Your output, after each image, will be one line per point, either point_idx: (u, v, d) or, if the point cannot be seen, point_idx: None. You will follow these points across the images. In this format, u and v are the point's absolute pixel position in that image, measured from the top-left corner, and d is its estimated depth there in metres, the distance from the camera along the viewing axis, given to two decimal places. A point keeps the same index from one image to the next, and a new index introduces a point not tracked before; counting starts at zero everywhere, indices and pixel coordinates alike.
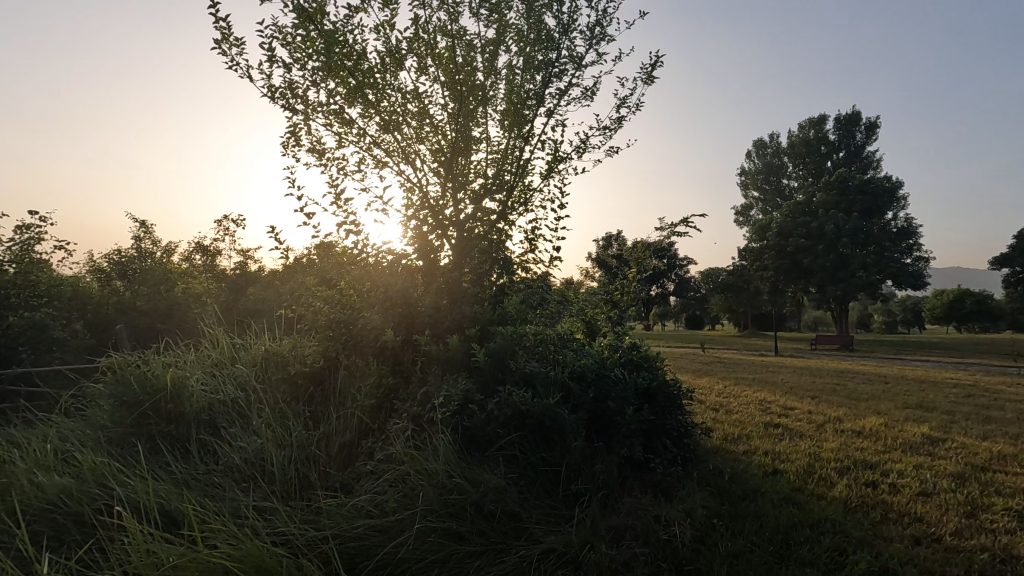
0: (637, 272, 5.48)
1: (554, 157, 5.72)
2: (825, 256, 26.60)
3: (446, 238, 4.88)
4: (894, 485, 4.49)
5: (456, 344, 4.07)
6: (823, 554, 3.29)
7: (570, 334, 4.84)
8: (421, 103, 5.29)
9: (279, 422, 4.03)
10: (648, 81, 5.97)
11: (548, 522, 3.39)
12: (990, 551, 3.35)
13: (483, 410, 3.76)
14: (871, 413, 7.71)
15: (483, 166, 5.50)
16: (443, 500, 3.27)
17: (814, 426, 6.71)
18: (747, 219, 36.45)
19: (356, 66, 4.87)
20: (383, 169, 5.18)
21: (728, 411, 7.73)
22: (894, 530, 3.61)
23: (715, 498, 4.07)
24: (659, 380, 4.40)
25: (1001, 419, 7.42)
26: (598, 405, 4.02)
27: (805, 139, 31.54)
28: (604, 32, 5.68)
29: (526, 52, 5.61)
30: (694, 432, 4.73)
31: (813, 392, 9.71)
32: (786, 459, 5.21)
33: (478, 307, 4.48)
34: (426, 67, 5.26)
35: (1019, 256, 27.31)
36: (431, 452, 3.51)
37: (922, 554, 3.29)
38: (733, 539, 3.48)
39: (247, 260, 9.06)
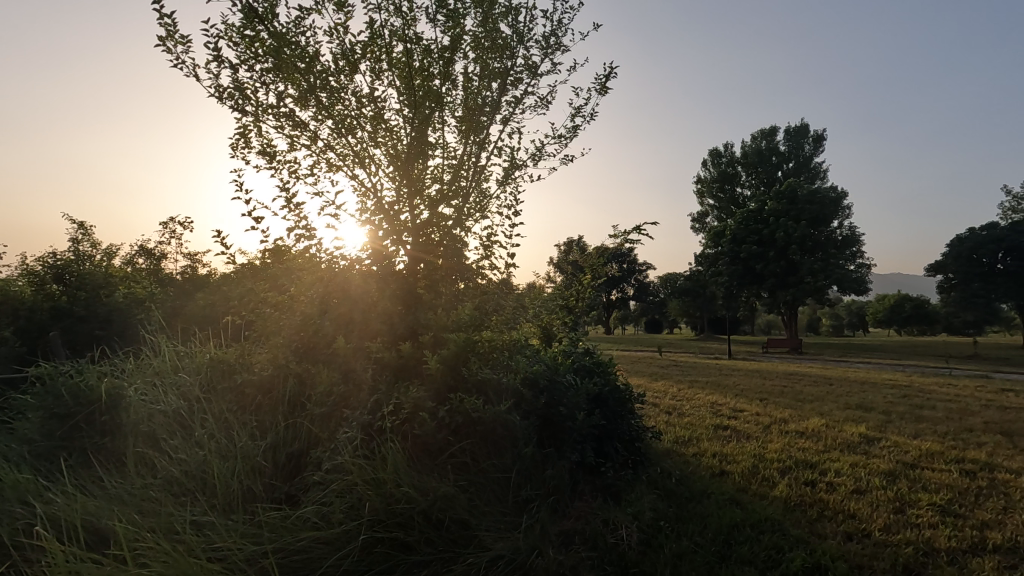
0: (591, 279, 5.57)
1: (510, 163, 5.77)
2: (775, 263, 27.70)
3: (402, 243, 4.78)
4: (831, 483, 4.70)
5: (408, 351, 4.04)
6: (761, 553, 3.42)
7: (524, 340, 4.86)
8: (377, 108, 5.24)
9: (223, 432, 3.91)
10: (603, 91, 6.09)
11: (497, 529, 3.41)
12: (914, 544, 3.55)
13: (433, 417, 3.78)
14: (814, 414, 8.07)
15: (439, 172, 5.49)
16: (390, 509, 3.25)
17: (761, 428, 6.96)
18: (702, 225, 37.51)
19: (310, 68, 4.78)
20: (336, 172, 5.10)
21: (680, 413, 7.93)
22: (828, 527, 3.78)
23: (663, 500, 4.17)
24: (610, 385, 4.48)
25: (931, 418, 7.87)
26: (550, 411, 4.07)
27: (757, 149, 33.04)
28: (559, 42, 5.77)
29: (482, 59, 5.65)
30: (644, 435, 4.84)
31: (761, 394, 10.09)
32: (732, 461, 5.38)
33: (432, 313, 4.45)
34: (382, 72, 5.22)
35: (952, 263, 29.17)
36: (380, 461, 3.47)
37: (853, 550, 3.46)
38: (678, 541, 3.57)
39: (195, 264, 8.76)
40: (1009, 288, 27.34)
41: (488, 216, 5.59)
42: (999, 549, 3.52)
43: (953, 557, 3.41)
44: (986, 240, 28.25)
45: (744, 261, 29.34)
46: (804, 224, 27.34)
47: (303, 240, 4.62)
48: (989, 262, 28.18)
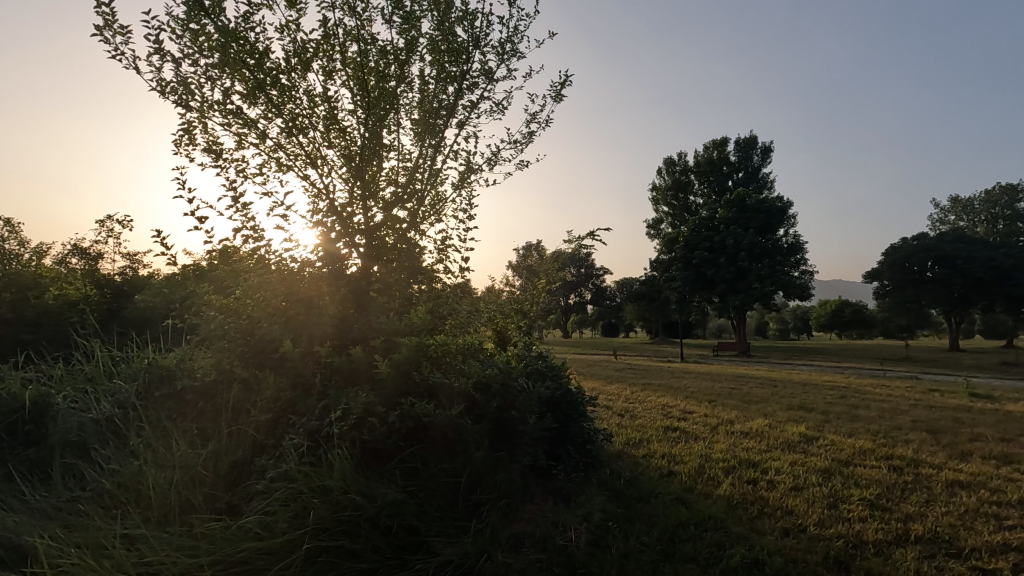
0: (545, 284, 5.63)
1: (466, 167, 5.77)
2: (725, 269, 28.72)
3: (354, 246, 4.71)
4: (771, 481, 4.91)
5: (359, 356, 3.97)
6: (704, 550, 3.53)
7: (478, 344, 4.85)
8: (330, 108, 5.15)
9: (161, 441, 3.76)
10: (558, 98, 6.19)
11: (447, 534, 3.40)
12: (845, 538, 3.74)
13: (383, 422, 3.71)
14: (758, 415, 8.39)
15: (394, 175, 5.43)
16: (336, 517, 3.19)
17: (708, 429, 7.18)
18: (658, 232, 38.44)
19: (259, 64, 4.65)
20: (287, 173, 4.99)
21: (632, 416, 8.11)
22: (767, 524, 3.94)
23: (613, 501, 4.25)
24: (562, 388, 4.54)
25: (866, 417, 8.33)
26: (502, 415, 4.03)
27: (709, 159, 34.13)
28: (515, 49, 5.82)
29: (439, 62, 5.64)
30: (596, 437, 4.92)
31: (710, 397, 10.40)
32: (680, 461, 5.53)
33: (384, 317, 4.40)
34: (335, 71, 5.14)
35: (886, 270, 30.90)
36: (327, 468, 3.40)
37: (789, 544, 3.62)
38: (625, 541, 3.64)
39: (134, 265, 8.34)
40: (936, 294, 29.23)
41: (443, 219, 5.60)
42: (920, 539, 3.76)
43: (879, 548, 3.62)
44: (917, 249, 30.06)
45: (696, 267, 30.24)
46: (751, 232, 28.46)
47: (250, 241, 4.50)
48: (919, 270, 29.99)
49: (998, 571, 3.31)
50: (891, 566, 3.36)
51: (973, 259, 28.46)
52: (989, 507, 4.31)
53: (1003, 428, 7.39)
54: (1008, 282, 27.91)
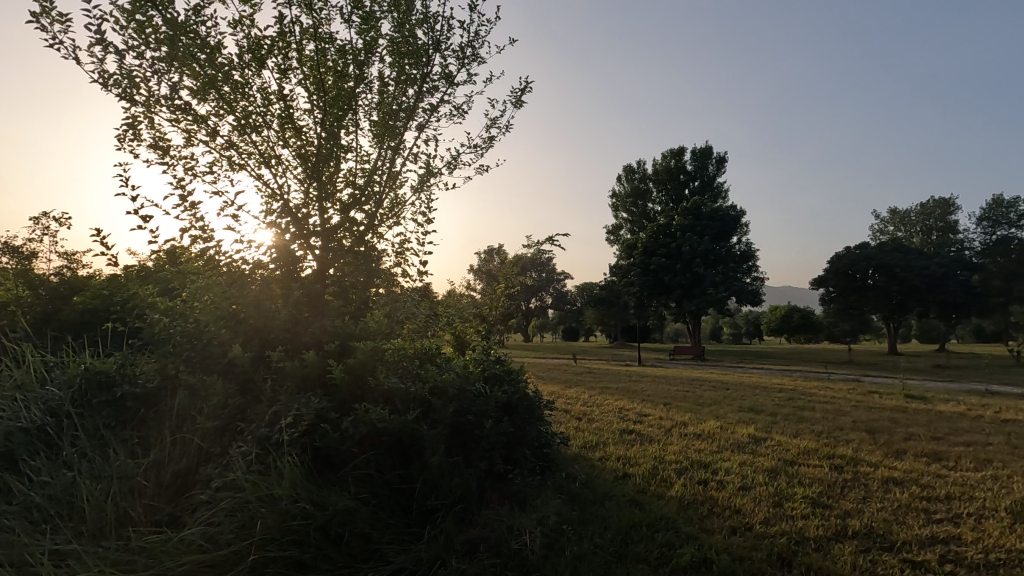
0: (504, 288, 5.65)
1: (426, 170, 5.75)
2: (681, 275, 29.48)
3: (309, 248, 4.61)
4: (721, 481, 5.06)
5: (312, 360, 3.88)
6: (655, 551, 3.60)
7: (435, 348, 4.81)
8: (285, 106, 5.03)
9: (97, 451, 3.57)
10: (518, 104, 6.23)
11: (399, 541, 3.36)
12: (788, 535, 3.89)
13: (336, 428, 3.63)
14: (710, 417, 8.64)
15: (351, 176, 5.35)
16: (285, 526, 3.11)
17: (662, 431, 7.35)
18: (617, 237, 39.13)
19: (210, 59, 4.50)
20: (238, 172, 4.85)
21: (590, 419, 8.20)
22: (716, 523, 4.06)
23: (568, 504, 4.29)
24: (519, 392, 4.55)
25: (810, 418, 8.70)
26: (459, 420, 4.00)
27: (667, 167, 34.96)
28: (475, 54, 5.84)
29: (399, 64, 5.59)
30: (553, 441, 4.96)
31: (666, 399, 10.64)
32: (635, 463, 5.64)
33: (339, 321, 4.33)
34: (290, 69, 5.03)
35: (831, 278, 32.37)
36: (276, 476, 3.31)
37: (736, 542, 3.74)
38: (579, 544, 3.68)
39: (71, 265, 7.90)
40: (876, 300, 30.82)
41: (402, 222, 5.55)
42: (856, 534, 3.94)
43: (820, 544, 3.77)
44: (859, 258, 31.63)
45: (653, 272, 30.93)
46: (706, 240, 29.34)
47: (199, 242, 4.36)
48: (862, 278, 31.55)
49: (926, 563, 3.51)
50: (830, 561, 3.52)
51: (910, 268, 30.13)
52: (919, 502, 4.56)
53: (933, 427, 7.84)
54: (941, 289, 29.69)
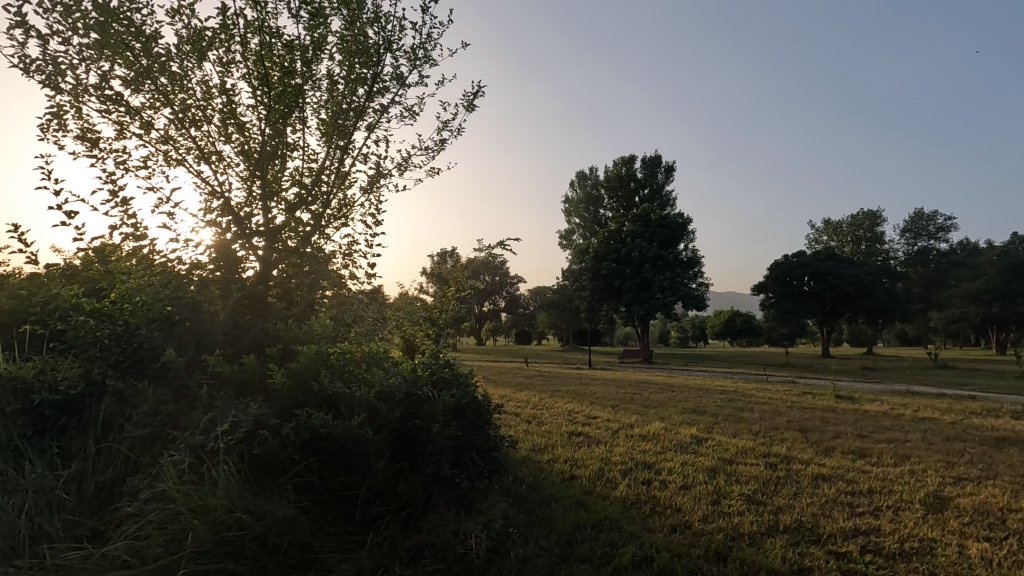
0: (454, 292, 5.63)
1: (376, 171, 5.67)
2: (630, 280, 30.22)
3: (251, 249, 4.46)
4: (663, 481, 5.21)
5: (252, 364, 3.74)
6: (598, 550, 3.67)
7: (383, 352, 4.74)
8: (228, 100, 4.85)
9: (11, 463, 3.26)
10: (470, 107, 6.24)
11: (341, 550, 3.29)
12: (724, 531, 4.05)
13: (276, 435, 3.51)
14: (656, 418, 8.89)
15: (297, 175, 5.21)
16: (219, 538, 2.98)
17: (609, 433, 7.50)
18: (569, 242, 39.69)
19: (146, 48, 4.28)
20: (175, 168, 4.65)
21: (539, 422, 8.27)
22: (657, 522, 4.18)
23: (514, 507, 4.31)
24: (467, 396, 4.54)
25: (748, 419, 9.08)
26: (405, 425, 3.96)
27: (618, 174, 35.73)
28: (427, 56, 5.82)
29: (349, 63, 5.50)
30: (501, 444, 4.97)
31: (613, 402, 10.86)
32: (581, 465, 5.74)
33: (282, 324, 4.25)
34: (233, 63, 4.87)
35: (771, 284, 33.92)
36: (210, 486, 3.17)
37: (675, 540, 3.86)
38: (525, 546, 3.70)
39: None
40: (811, 306, 32.50)
41: (350, 223, 5.46)
42: (788, 528, 4.15)
43: (753, 539, 3.95)
44: (796, 265, 33.30)
45: (604, 277, 31.54)
46: (655, 246, 30.17)
47: (130, 240, 4.15)
48: (798, 284, 33.21)
49: (848, 553, 3.73)
50: (762, 555, 3.68)
51: (842, 276, 31.94)
52: (844, 497, 4.85)
53: (859, 426, 8.33)
54: (869, 296, 31.60)
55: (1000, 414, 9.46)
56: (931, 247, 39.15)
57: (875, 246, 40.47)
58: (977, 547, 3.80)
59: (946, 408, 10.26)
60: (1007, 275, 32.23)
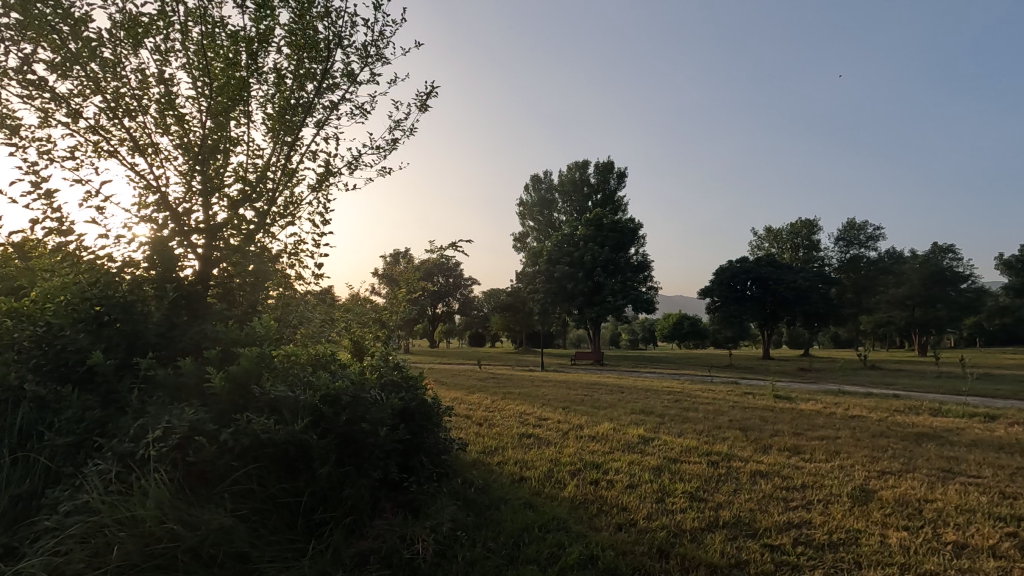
0: (405, 293, 5.55)
1: (325, 169, 5.55)
2: (583, 283, 30.67)
3: (189, 246, 4.26)
4: (610, 481, 5.31)
5: (188, 367, 3.57)
6: (545, 551, 3.70)
7: (329, 355, 4.62)
8: (166, 90, 4.63)
9: None
10: (423, 108, 6.19)
11: (281, 559, 3.19)
12: (667, 528, 4.16)
13: (213, 441, 3.36)
14: (605, 419, 9.05)
15: (240, 170, 5.01)
16: (148, 551, 2.82)
17: (560, 434, 7.58)
18: (524, 245, 39.93)
19: (75, 32, 4.03)
20: (106, 160, 4.40)
21: (490, 424, 8.25)
22: (604, 521, 4.26)
23: (463, 509, 4.28)
24: (417, 399, 4.49)
25: (693, 418, 9.38)
26: (352, 429, 3.88)
27: (572, 178, 36.24)
28: (379, 54, 5.73)
29: (297, 57, 5.36)
30: (450, 447, 4.93)
31: (564, 403, 10.98)
32: (531, 467, 5.77)
33: (222, 325, 4.08)
34: (172, 52, 4.66)
35: (716, 289, 35.19)
36: (139, 496, 3.00)
37: (621, 539, 3.94)
38: (472, 549, 3.68)
39: None
40: (753, 310, 33.91)
41: (297, 221, 5.31)
42: (726, 523, 4.31)
43: (694, 535, 4.08)
44: (739, 271, 34.71)
45: (557, 280, 31.87)
46: (606, 250, 30.75)
47: (54, 235, 3.89)
48: (742, 289, 34.60)
49: (781, 546, 3.92)
50: (702, 550, 3.81)
51: (781, 281, 33.51)
52: (779, 492, 5.09)
53: (795, 424, 8.75)
54: (806, 301, 33.25)
55: (921, 412, 10.16)
56: (862, 255, 41.63)
57: (812, 253, 42.69)
58: (896, 536, 4.06)
59: (873, 406, 10.93)
60: (927, 282, 34.68)
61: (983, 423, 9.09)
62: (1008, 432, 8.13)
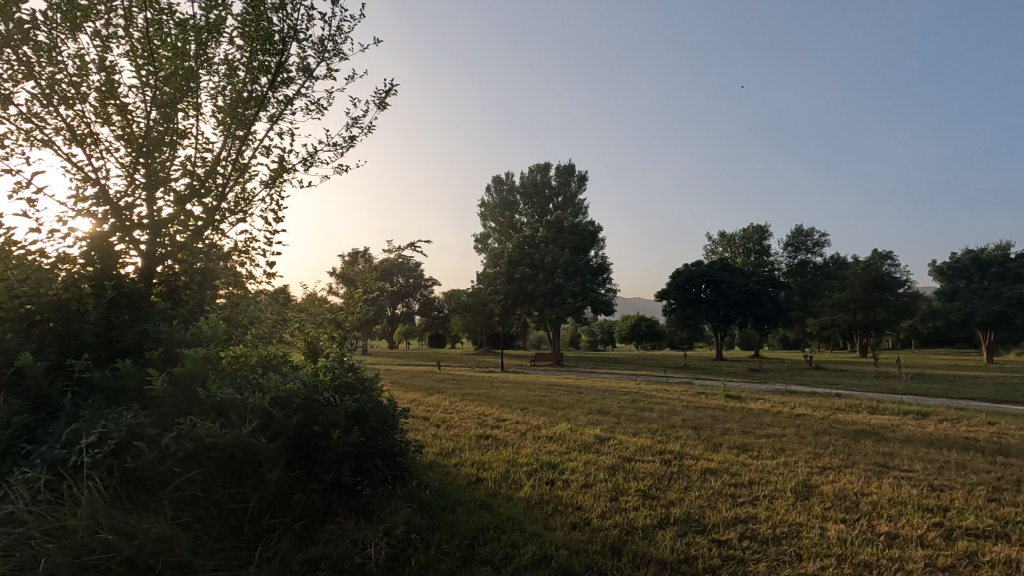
0: (362, 293, 5.36)
1: (279, 166, 5.41)
2: (543, 284, 30.86)
3: (132, 242, 4.06)
4: (566, 481, 5.36)
5: (128, 369, 3.40)
6: (499, 551, 3.71)
7: (281, 356, 4.51)
8: (108, 77, 4.41)
9: None
10: (382, 106, 6.12)
11: (226, 568, 3.07)
12: (620, 526, 4.24)
13: (154, 446, 3.22)
14: (563, 420, 9.12)
15: (188, 164, 4.82)
16: (80, 563, 2.67)
17: (518, 435, 7.60)
18: (485, 246, 39.92)
19: (6, 13, 3.79)
20: (40, 149, 4.16)
21: (448, 426, 8.20)
22: (559, 520, 4.30)
23: (418, 512, 4.24)
24: (372, 401, 4.42)
25: (648, 418, 9.59)
26: (303, 431, 3.84)
27: (533, 181, 36.48)
28: (336, 49, 5.63)
29: (250, 49, 5.20)
30: (406, 449, 4.88)
31: (523, 404, 11.04)
32: (488, 468, 5.77)
33: (166, 324, 3.91)
34: (115, 38, 4.44)
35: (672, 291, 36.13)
36: (70, 506, 2.84)
37: (575, 538, 3.98)
38: (426, 551, 3.64)
39: None
40: (708, 312, 34.92)
41: (249, 219, 5.15)
42: (677, 520, 4.42)
43: (646, 532, 4.17)
44: (694, 274, 35.71)
45: (518, 281, 32.00)
46: (567, 252, 31.08)
47: None
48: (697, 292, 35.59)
49: (728, 540, 4.05)
50: (652, 546, 3.90)
51: (734, 285, 34.64)
52: (728, 488, 5.26)
53: (744, 422, 9.07)
54: (757, 304, 34.45)
55: (860, 410, 10.68)
56: (809, 260, 43.50)
57: (763, 258, 44.32)
58: (835, 528, 4.26)
59: (817, 405, 11.44)
60: (868, 286, 36.56)
61: (916, 420, 9.63)
62: (937, 428, 8.66)
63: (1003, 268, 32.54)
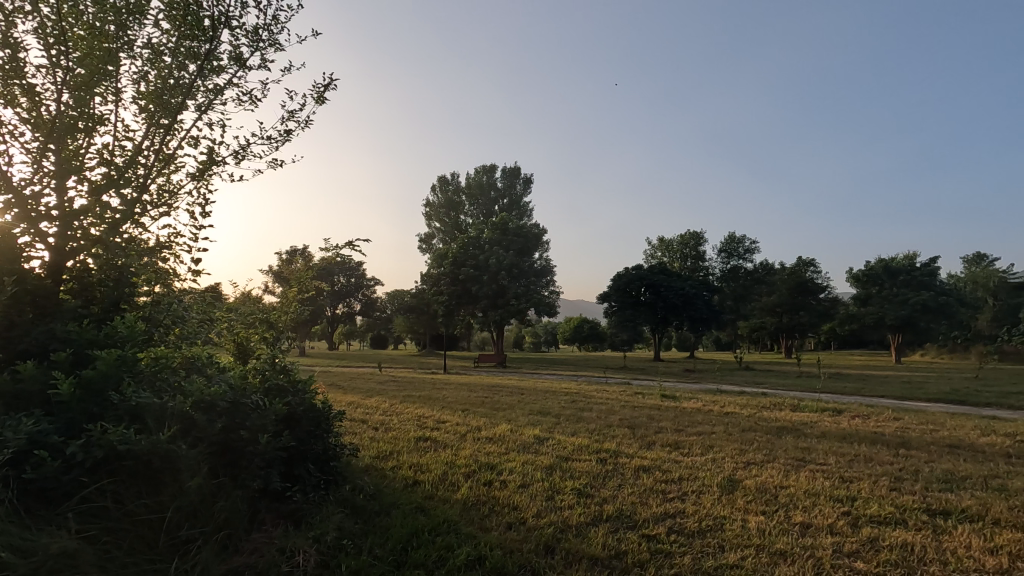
0: (297, 293, 5.20)
1: (208, 157, 5.15)
2: (487, 285, 30.85)
3: (39, 235, 3.75)
4: (503, 481, 5.39)
5: (31, 371, 3.15)
6: (433, 554, 3.68)
7: (206, 358, 4.30)
8: (12, 55, 4.06)
9: None
10: (320, 100, 5.95)
11: None
12: (554, 525, 4.31)
13: (59, 455, 2.99)
14: (502, 421, 9.17)
15: (106, 153, 4.52)
16: None
17: (458, 437, 7.57)
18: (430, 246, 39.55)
19: None
20: None
21: (387, 428, 8.07)
22: (495, 521, 4.32)
23: (351, 517, 4.14)
24: (303, 404, 4.29)
25: (587, 418, 9.81)
26: (228, 437, 3.67)
27: (478, 181, 36.45)
28: (272, 40, 5.44)
29: (177, 34, 4.93)
30: (340, 453, 4.75)
31: (464, 405, 11.03)
32: (425, 470, 5.72)
33: (76, 323, 3.63)
34: (21, 13, 4.10)
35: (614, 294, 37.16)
36: None
37: (509, 538, 4.01)
38: (358, 557, 3.56)
39: None
40: (647, 315, 36.02)
41: (174, 212, 4.88)
42: (610, 517, 4.55)
43: (579, 529, 4.26)
44: (634, 278, 36.78)
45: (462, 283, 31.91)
46: (511, 254, 31.25)
47: None
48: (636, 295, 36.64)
49: (657, 535, 4.20)
50: (585, 543, 3.98)
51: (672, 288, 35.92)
52: (658, 485, 5.45)
53: (677, 421, 9.44)
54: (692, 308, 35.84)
55: (783, 408, 11.32)
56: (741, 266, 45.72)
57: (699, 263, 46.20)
58: (755, 519, 4.51)
59: (745, 403, 12.03)
60: (793, 291, 38.83)
61: (832, 417, 10.30)
62: (850, 424, 9.32)
63: (909, 276, 35.45)
